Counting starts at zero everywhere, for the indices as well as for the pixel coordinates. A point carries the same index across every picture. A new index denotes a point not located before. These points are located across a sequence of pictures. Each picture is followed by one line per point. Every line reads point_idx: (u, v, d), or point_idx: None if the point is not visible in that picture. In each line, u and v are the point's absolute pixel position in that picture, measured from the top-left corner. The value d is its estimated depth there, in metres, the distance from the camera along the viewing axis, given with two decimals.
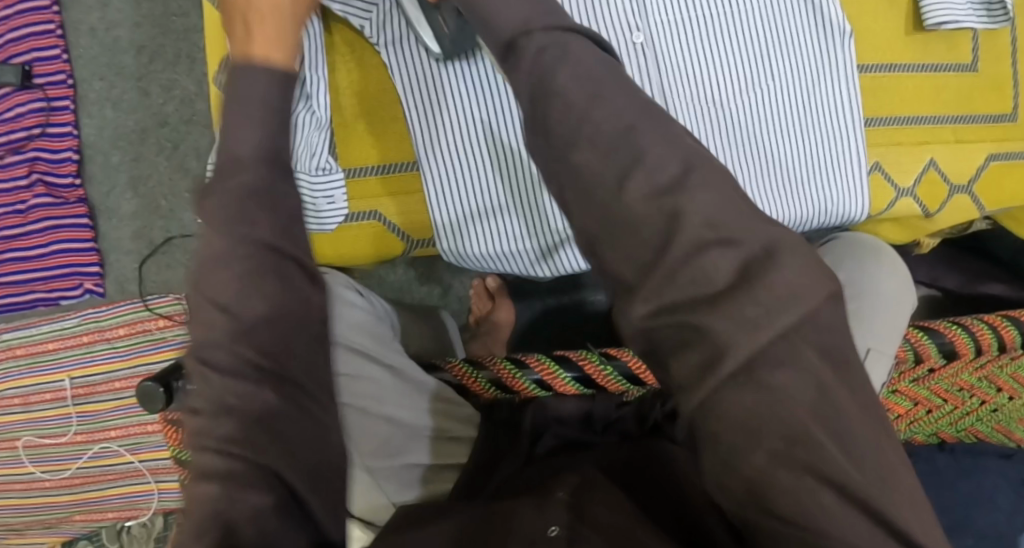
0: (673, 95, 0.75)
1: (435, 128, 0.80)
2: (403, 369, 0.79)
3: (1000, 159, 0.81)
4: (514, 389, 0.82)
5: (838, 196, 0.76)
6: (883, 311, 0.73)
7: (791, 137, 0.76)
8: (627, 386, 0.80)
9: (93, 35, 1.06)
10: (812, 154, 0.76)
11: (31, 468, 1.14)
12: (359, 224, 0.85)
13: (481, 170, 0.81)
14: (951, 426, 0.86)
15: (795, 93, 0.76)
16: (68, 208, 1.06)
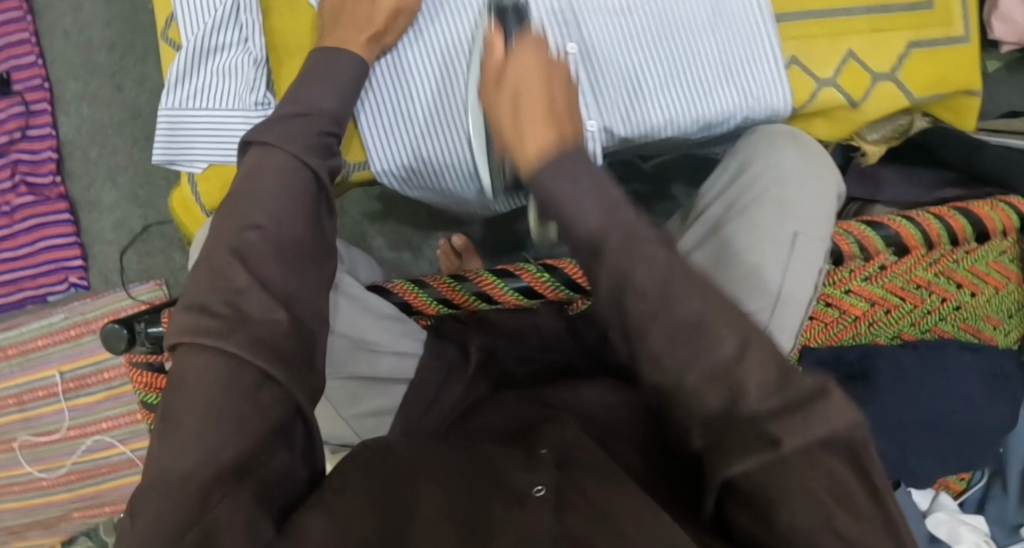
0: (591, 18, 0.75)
1: (392, 77, 0.76)
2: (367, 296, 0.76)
3: (922, 47, 0.79)
4: (456, 303, 0.77)
5: (757, 92, 0.76)
6: (805, 194, 0.73)
7: (703, 39, 0.76)
8: (567, 293, 0.76)
9: (68, 37, 1.10)
10: (725, 53, 0.76)
11: (28, 468, 1.17)
12: None
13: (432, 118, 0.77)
14: (914, 326, 0.87)
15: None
16: (49, 205, 1.11)
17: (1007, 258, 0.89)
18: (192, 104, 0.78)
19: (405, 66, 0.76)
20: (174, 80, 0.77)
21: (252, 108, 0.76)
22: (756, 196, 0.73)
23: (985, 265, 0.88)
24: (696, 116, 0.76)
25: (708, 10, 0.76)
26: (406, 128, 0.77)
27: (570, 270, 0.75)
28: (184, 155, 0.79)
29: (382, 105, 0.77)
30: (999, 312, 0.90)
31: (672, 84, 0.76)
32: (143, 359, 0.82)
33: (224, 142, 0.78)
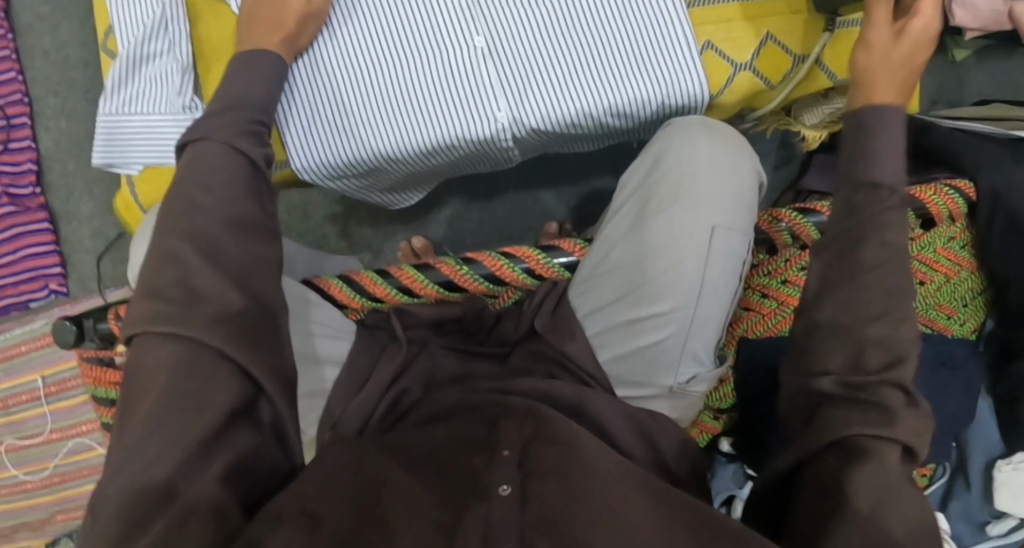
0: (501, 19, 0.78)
1: (313, 82, 0.78)
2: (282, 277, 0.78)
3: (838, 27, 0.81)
4: (380, 297, 0.80)
5: (673, 82, 0.78)
6: (720, 183, 0.75)
7: (608, 33, 0.78)
8: (488, 286, 0.80)
9: (47, 56, 1.15)
10: (633, 46, 0.78)
11: (14, 471, 1.20)
12: None
13: (352, 116, 0.78)
14: None
15: None
16: (29, 215, 1.15)
17: (957, 245, 0.86)
18: (129, 110, 0.80)
19: (323, 70, 0.77)
20: (111, 87, 0.80)
21: (179, 111, 0.80)
22: (670, 192, 0.75)
23: (933, 253, 0.84)
24: (607, 107, 0.78)
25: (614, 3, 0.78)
26: (331, 127, 0.78)
27: (490, 263, 0.79)
28: (120, 158, 0.82)
29: (301, 103, 0.78)
30: (952, 301, 0.88)
31: (579, 79, 0.78)
32: (93, 354, 0.83)
33: (160, 145, 0.81)
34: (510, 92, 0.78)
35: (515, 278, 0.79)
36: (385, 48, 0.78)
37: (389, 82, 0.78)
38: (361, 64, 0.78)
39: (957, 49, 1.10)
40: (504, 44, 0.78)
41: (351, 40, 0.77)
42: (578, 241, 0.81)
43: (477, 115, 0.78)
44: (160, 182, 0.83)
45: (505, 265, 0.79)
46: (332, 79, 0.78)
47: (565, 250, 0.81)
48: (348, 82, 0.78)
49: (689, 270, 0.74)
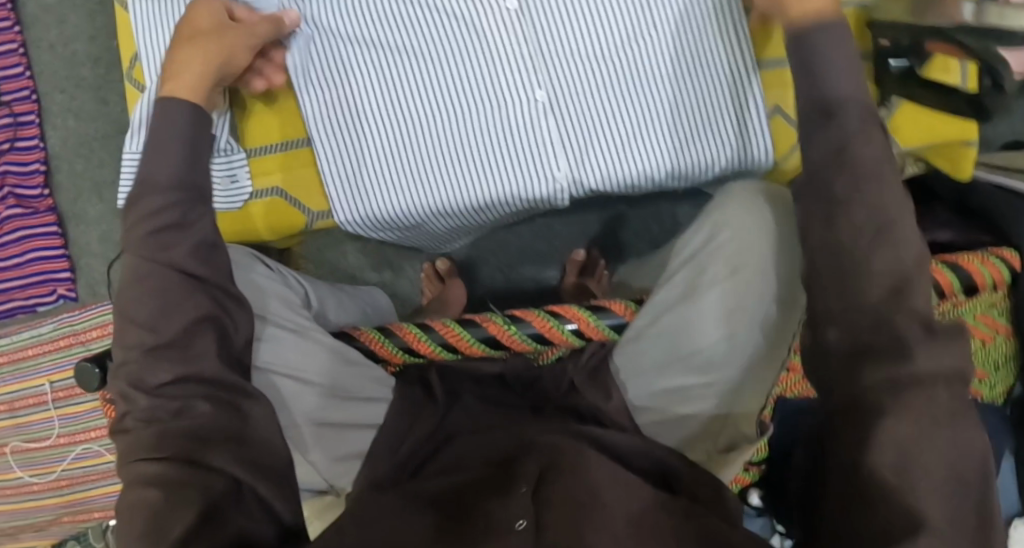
0: (558, 76, 0.75)
1: (356, 139, 0.78)
2: (309, 330, 0.75)
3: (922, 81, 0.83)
4: (421, 353, 0.78)
5: (740, 146, 0.76)
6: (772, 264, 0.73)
7: (672, 94, 0.76)
8: (534, 346, 0.79)
9: (54, 50, 1.10)
10: (698, 107, 0.76)
11: (20, 473, 1.19)
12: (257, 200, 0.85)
13: (399, 170, 0.78)
14: None
15: (675, 50, 0.75)
16: (38, 217, 1.11)
17: (996, 311, 0.87)
18: None
19: (368, 124, 0.77)
20: (136, 125, 0.78)
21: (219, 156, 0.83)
22: (721, 270, 0.74)
23: (972, 319, 0.86)
24: (669, 170, 0.77)
25: (681, 62, 0.75)
26: (378, 181, 0.78)
27: (538, 323, 0.78)
28: None
29: (352, 153, 0.79)
30: (985, 364, 0.88)
31: (640, 140, 0.76)
32: None
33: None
34: (570, 152, 0.76)
35: (562, 338, 0.78)
36: (433, 103, 0.77)
37: (444, 136, 0.77)
38: (409, 120, 0.77)
39: None
40: (565, 101, 0.76)
41: (399, 95, 0.77)
42: (629, 304, 0.79)
43: (534, 174, 0.77)
44: None
45: (552, 324, 0.78)
46: (380, 135, 0.78)
47: (615, 312, 0.79)
48: (396, 136, 0.77)
49: (734, 345, 0.74)
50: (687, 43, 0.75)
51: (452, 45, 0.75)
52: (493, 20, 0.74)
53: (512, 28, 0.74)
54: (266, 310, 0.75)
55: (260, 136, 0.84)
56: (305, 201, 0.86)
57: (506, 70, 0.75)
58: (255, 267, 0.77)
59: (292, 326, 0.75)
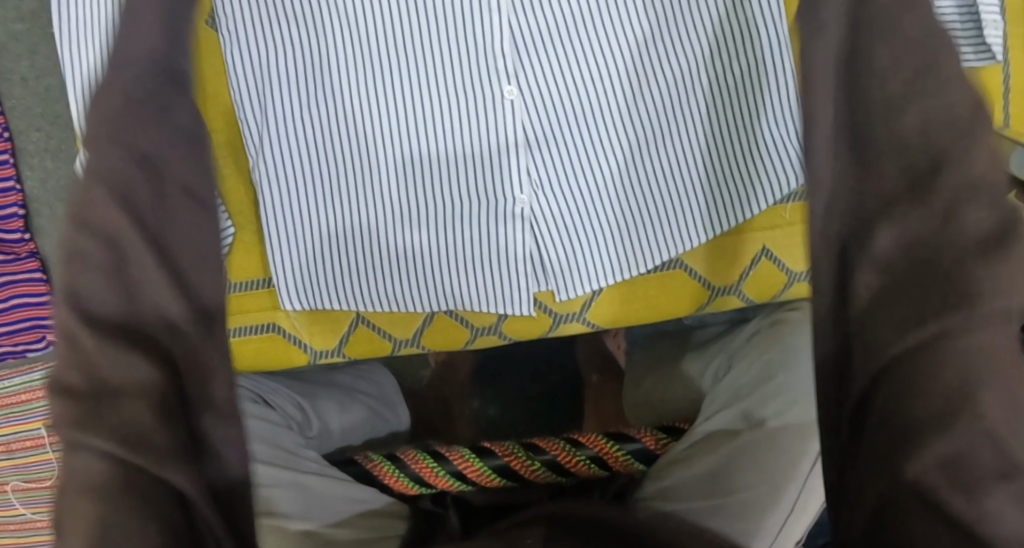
0: (534, 132, 0.64)
1: (287, 203, 0.65)
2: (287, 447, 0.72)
3: None
4: (436, 485, 0.73)
5: (742, 202, 0.66)
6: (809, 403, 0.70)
7: (665, 151, 0.66)
8: (552, 476, 0.73)
9: (26, 84, 1.00)
10: (694, 161, 0.66)
11: (22, 509, 1.15)
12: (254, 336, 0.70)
13: (339, 244, 0.67)
14: None
15: (669, 99, 0.64)
16: (19, 265, 1.04)
17: None
18: None
19: (298, 190, 0.65)
20: None
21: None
22: (777, 409, 0.70)
23: None
24: (659, 238, 0.68)
25: (675, 111, 0.65)
26: (318, 256, 0.67)
27: (560, 454, 0.73)
28: None
29: (290, 228, 0.66)
30: None
31: (621, 195, 0.67)
32: None
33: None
34: (541, 213, 0.66)
35: (585, 469, 0.72)
36: (381, 166, 0.65)
37: (414, 199, 0.66)
38: (349, 182, 0.65)
39: None
40: (559, 183, 0.66)
41: (341, 158, 0.65)
42: (653, 432, 0.76)
43: (509, 238, 0.66)
44: None
45: (575, 455, 0.73)
46: (312, 199, 0.65)
47: (640, 440, 0.75)
48: (332, 204, 0.66)
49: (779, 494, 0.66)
50: (682, 92, 0.64)
51: (406, 93, 0.63)
52: (455, 67, 0.63)
53: (476, 66, 0.63)
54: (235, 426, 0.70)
55: (244, 265, 0.69)
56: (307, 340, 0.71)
57: (484, 138, 0.64)
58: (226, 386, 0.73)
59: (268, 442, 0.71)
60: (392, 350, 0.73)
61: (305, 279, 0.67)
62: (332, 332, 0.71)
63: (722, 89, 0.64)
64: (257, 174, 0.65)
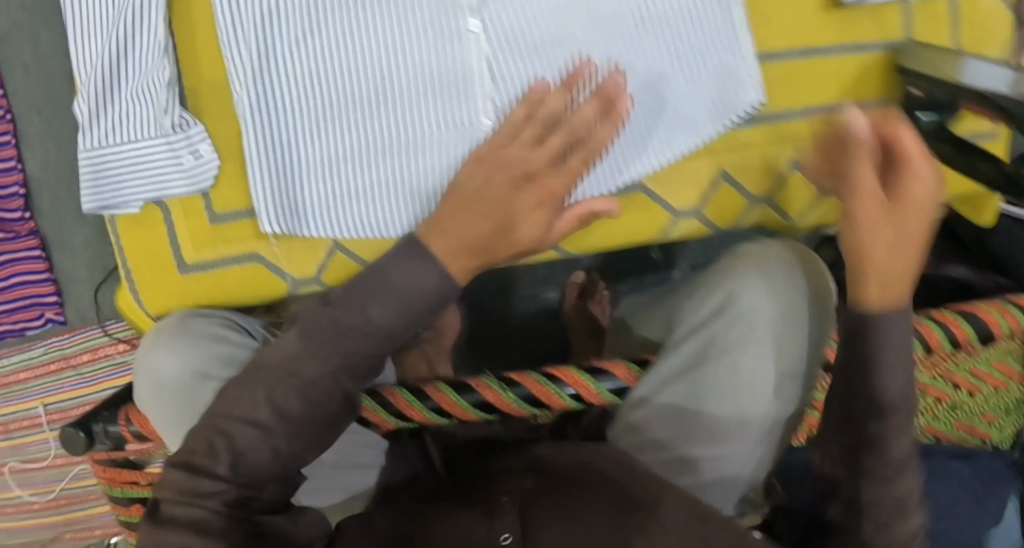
0: (497, 62, 0.70)
1: (276, 133, 0.69)
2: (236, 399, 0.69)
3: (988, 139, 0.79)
4: (414, 419, 0.75)
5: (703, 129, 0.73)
6: (789, 332, 0.72)
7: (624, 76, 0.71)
8: (529, 409, 0.75)
9: (27, 70, 1.03)
10: (655, 89, 0.72)
11: (19, 491, 1.18)
12: (239, 267, 0.71)
13: (328, 170, 0.70)
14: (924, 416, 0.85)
15: (631, 32, 0.71)
16: (21, 242, 1.07)
17: (1011, 359, 0.84)
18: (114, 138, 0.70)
19: (282, 117, 0.69)
20: (91, 117, 0.71)
21: (169, 130, 0.70)
22: (741, 340, 0.72)
23: (988, 366, 0.83)
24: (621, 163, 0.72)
25: (634, 42, 0.71)
26: (303, 185, 0.70)
27: (535, 387, 0.74)
28: (115, 197, 0.71)
29: (283, 157, 0.70)
30: (995, 409, 0.86)
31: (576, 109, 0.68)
32: (105, 456, 0.80)
33: (156, 173, 0.70)
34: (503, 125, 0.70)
35: (558, 403, 0.74)
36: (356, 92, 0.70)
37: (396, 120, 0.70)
38: (335, 108, 0.70)
39: None
40: (521, 109, 0.71)
41: (320, 85, 0.69)
42: (631, 367, 0.75)
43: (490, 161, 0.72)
44: (150, 239, 0.72)
45: (550, 389, 0.74)
46: (297, 128, 0.70)
47: (616, 375, 0.75)
48: (315, 128, 0.70)
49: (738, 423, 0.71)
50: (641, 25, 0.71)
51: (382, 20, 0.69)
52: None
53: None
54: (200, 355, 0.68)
55: (230, 198, 0.71)
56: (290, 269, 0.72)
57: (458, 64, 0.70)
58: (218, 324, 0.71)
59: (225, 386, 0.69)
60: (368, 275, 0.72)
61: (283, 201, 0.70)
62: (311, 259, 0.71)
63: (682, 22, 0.72)
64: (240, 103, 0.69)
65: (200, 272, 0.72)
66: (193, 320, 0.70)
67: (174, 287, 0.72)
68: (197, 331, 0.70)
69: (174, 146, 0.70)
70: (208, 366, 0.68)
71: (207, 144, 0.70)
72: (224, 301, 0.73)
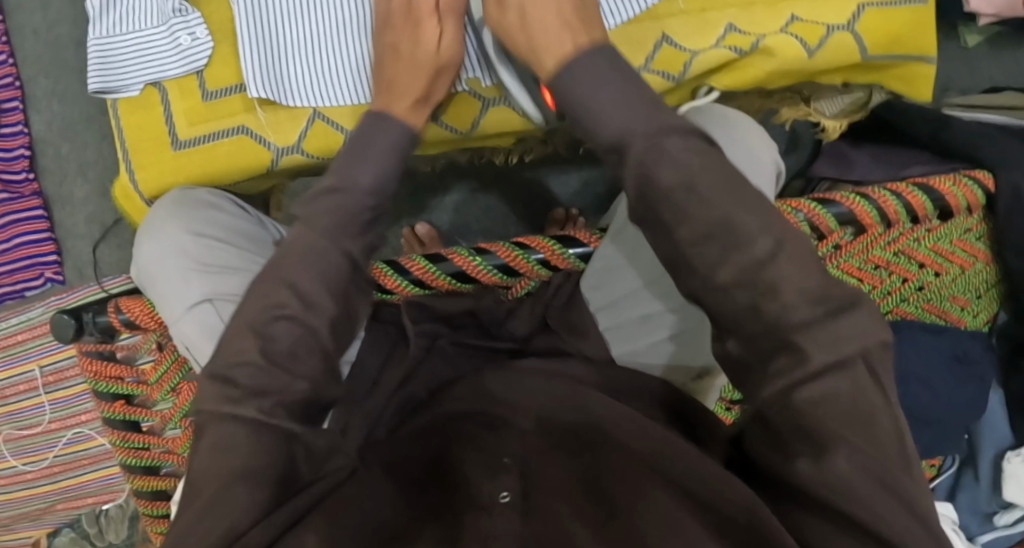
0: None
1: (267, 17, 0.72)
2: (220, 262, 0.73)
3: (916, 3, 0.78)
4: (391, 290, 0.77)
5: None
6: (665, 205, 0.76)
7: None
8: (501, 278, 0.77)
9: (37, 36, 1.11)
10: None
11: (13, 461, 1.18)
12: (224, 141, 0.75)
13: (314, 44, 0.73)
14: (906, 302, 0.85)
15: None
16: (23, 202, 1.12)
17: (973, 237, 0.86)
18: (121, 29, 0.74)
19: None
20: (97, 11, 0.75)
21: (170, 15, 0.73)
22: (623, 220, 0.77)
23: (948, 244, 0.84)
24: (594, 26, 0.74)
25: None
26: (289, 61, 0.73)
27: (504, 254, 0.76)
28: (116, 83, 0.74)
29: (277, 36, 0.73)
30: (965, 292, 0.87)
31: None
32: (94, 348, 0.82)
33: (155, 57, 0.73)
34: None
35: (528, 270, 0.77)
36: None
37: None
38: None
39: (969, 36, 1.13)
40: None
41: None
42: (593, 231, 0.78)
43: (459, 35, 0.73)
44: (145, 124, 0.75)
45: (518, 254, 0.76)
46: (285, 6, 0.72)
47: (582, 240, 0.77)
48: (299, 9, 0.72)
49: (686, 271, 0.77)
50: None
51: None
52: None
53: None
54: (189, 223, 0.73)
55: (221, 77, 0.74)
56: (269, 136, 0.75)
57: None
58: (210, 198, 0.76)
59: (210, 248, 0.73)
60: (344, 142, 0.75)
61: (271, 75, 0.73)
62: (294, 129, 0.75)
63: None
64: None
65: (192, 147, 0.75)
66: (194, 190, 0.76)
67: (169, 163, 0.76)
68: (196, 198, 0.75)
69: (173, 29, 0.73)
70: (201, 226, 0.73)
71: (204, 27, 0.73)
72: (212, 175, 0.76)
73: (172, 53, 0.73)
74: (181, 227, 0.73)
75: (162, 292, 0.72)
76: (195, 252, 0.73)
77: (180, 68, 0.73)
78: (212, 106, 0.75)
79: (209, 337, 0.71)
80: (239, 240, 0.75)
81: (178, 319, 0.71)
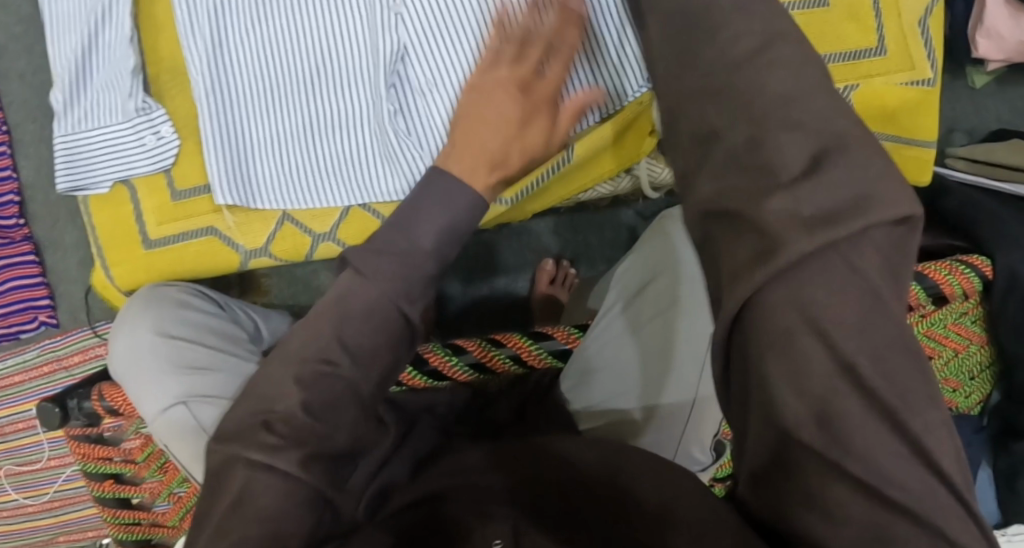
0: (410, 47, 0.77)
1: (235, 127, 0.79)
2: (189, 357, 0.73)
3: (918, 86, 0.80)
4: None
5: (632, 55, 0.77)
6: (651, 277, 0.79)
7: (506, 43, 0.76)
8: (475, 375, 0.77)
9: (23, 81, 1.10)
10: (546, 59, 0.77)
11: (14, 495, 1.20)
12: (194, 241, 0.81)
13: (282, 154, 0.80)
14: None
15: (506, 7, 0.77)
16: (14, 247, 1.12)
17: (968, 320, 0.83)
18: (84, 126, 0.80)
19: (235, 112, 0.79)
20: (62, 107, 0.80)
21: (133, 114, 0.78)
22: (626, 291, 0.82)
23: (942, 327, 0.81)
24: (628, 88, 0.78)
25: None
26: (258, 167, 0.80)
27: (479, 352, 0.77)
28: (85, 179, 0.80)
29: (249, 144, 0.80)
30: (958, 374, 0.85)
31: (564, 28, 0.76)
32: (80, 432, 0.81)
33: (122, 155, 0.79)
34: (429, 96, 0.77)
35: (502, 367, 0.77)
36: (304, 85, 0.80)
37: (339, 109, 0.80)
38: (287, 100, 0.80)
39: (977, 76, 1.07)
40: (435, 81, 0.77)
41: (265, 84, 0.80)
42: (570, 330, 0.80)
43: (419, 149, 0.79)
44: (118, 216, 0.81)
45: (493, 353, 0.77)
46: (256, 121, 0.80)
47: (557, 338, 0.79)
48: (268, 122, 0.80)
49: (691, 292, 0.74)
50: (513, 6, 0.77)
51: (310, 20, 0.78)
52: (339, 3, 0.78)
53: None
54: (157, 322, 0.75)
55: (189, 177, 0.81)
56: (237, 238, 0.81)
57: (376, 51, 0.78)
58: (178, 295, 0.78)
59: (178, 344, 0.74)
60: (312, 244, 0.82)
61: (236, 178, 0.79)
62: (262, 231, 0.81)
63: None
64: (204, 110, 0.79)
65: (162, 247, 0.81)
66: (162, 288, 0.78)
67: (141, 261, 0.81)
68: (162, 296, 0.77)
69: (137, 127, 0.78)
70: (168, 325, 0.75)
71: (168, 126, 0.79)
72: (182, 272, 0.82)
73: (138, 150, 0.79)
74: (148, 326, 0.74)
75: (135, 393, 0.72)
76: (165, 351, 0.73)
77: (146, 164, 0.79)
78: (183, 207, 0.81)
79: (184, 437, 0.69)
80: (209, 334, 0.76)
81: (153, 420, 0.70)
